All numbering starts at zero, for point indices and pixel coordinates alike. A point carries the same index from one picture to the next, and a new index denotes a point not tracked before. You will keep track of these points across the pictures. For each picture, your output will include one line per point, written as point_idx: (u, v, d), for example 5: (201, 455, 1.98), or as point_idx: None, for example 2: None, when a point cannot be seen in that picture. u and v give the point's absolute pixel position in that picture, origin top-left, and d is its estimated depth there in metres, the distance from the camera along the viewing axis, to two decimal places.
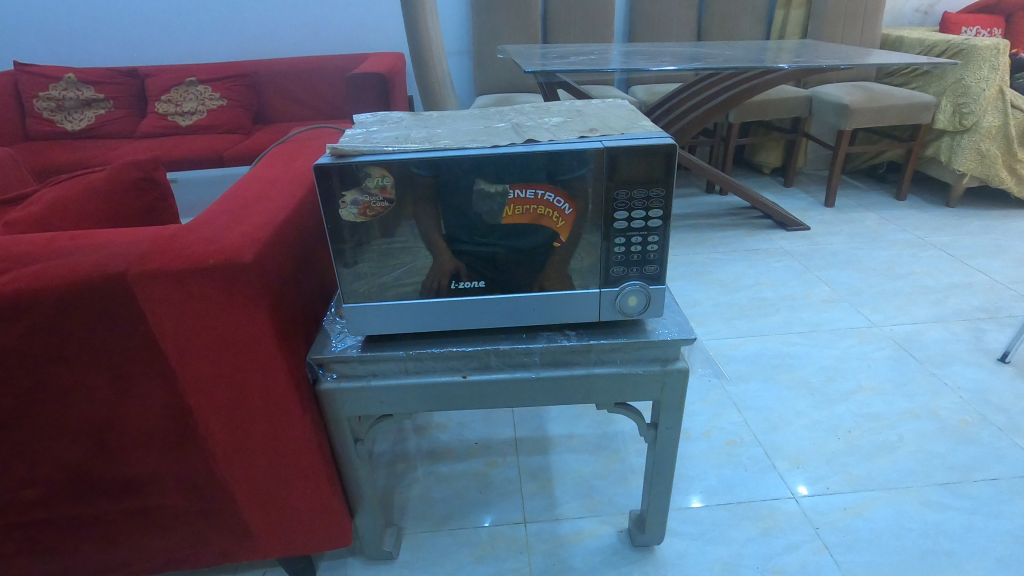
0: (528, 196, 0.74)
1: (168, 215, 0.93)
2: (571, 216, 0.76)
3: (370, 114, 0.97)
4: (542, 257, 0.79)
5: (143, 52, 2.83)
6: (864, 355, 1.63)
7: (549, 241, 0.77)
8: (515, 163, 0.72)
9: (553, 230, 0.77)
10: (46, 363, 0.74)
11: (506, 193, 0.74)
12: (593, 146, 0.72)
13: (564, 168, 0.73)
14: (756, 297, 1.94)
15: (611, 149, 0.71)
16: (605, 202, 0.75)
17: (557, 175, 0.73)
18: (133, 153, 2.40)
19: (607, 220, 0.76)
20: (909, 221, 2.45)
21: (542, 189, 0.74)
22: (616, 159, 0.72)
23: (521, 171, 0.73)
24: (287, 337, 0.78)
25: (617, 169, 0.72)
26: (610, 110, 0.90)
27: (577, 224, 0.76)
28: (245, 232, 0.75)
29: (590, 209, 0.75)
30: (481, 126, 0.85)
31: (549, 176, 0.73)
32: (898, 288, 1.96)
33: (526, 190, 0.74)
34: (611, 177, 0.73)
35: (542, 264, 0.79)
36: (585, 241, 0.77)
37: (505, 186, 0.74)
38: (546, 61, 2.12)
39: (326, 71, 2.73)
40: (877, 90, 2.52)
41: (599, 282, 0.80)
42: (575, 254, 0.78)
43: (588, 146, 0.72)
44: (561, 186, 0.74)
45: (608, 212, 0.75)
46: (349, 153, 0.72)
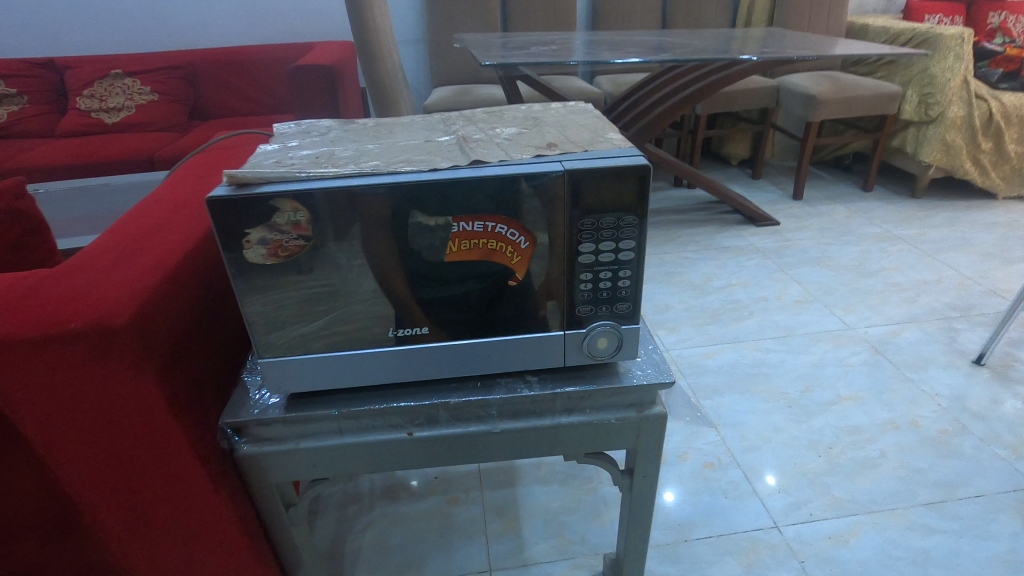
0: (476, 230, 0.62)
1: (35, 256, 0.78)
2: (528, 251, 0.64)
3: (292, 124, 0.83)
4: (496, 298, 0.67)
5: (63, 42, 2.57)
6: (840, 361, 1.57)
7: (503, 279, 0.66)
8: (458, 191, 0.60)
9: (507, 267, 0.65)
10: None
11: (449, 226, 0.62)
12: (552, 168, 0.60)
13: (516, 196, 0.61)
14: (729, 300, 1.86)
15: (573, 173, 0.60)
16: (569, 235, 0.63)
17: (509, 205, 0.61)
18: (49, 155, 2.16)
19: (571, 256, 0.64)
20: (877, 214, 2.42)
21: (492, 221, 0.62)
22: (579, 185, 0.60)
23: (466, 200, 0.60)
24: (188, 403, 0.64)
25: (581, 197, 0.61)
26: (571, 119, 0.79)
27: (535, 260, 0.65)
28: (126, 278, 0.60)
29: (550, 242, 0.63)
30: (421, 140, 0.72)
31: (499, 205, 0.61)
32: (870, 287, 1.91)
33: (473, 222, 0.62)
34: (575, 206, 0.61)
35: (496, 306, 0.67)
36: (547, 279, 0.66)
37: (448, 218, 0.61)
38: (505, 53, 1.98)
39: (269, 61, 2.52)
40: (844, 80, 2.47)
41: (565, 324, 0.69)
42: (535, 293, 0.66)
43: (547, 169, 0.60)
44: (514, 217, 0.62)
45: (571, 247, 0.63)
46: (254, 181, 0.58)
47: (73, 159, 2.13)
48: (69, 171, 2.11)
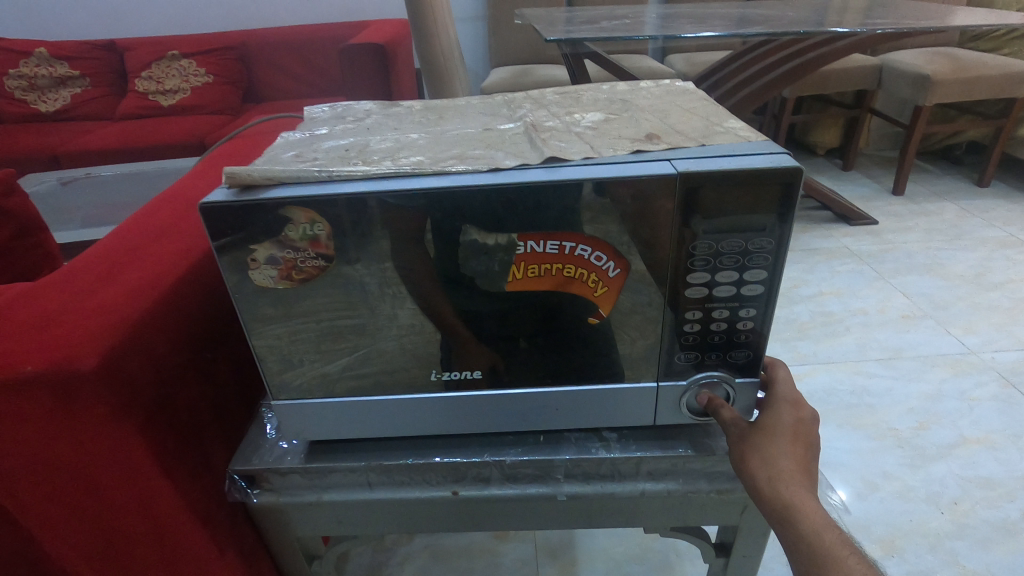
0: (549, 252, 0.47)
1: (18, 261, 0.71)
2: (618, 281, 0.48)
3: (326, 107, 0.70)
4: (569, 340, 0.52)
5: (125, 23, 2.57)
6: (962, 394, 1.32)
7: (580, 316, 0.50)
8: (525, 200, 0.44)
9: (588, 302, 0.49)
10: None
11: (512, 246, 0.46)
12: (659, 169, 0.43)
13: (604, 208, 0.44)
14: (820, 312, 1.63)
15: (685, 175, 0.42)
16: (676, 261, 0.46)
17: (595, 218, 0.45)
18: (105, 138, 2.15)
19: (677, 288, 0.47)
20: (996, 214, 2.08)
21: (571, 241, 0.46)
22: (696, 193, 0.43)
23: (534, 214, 0.45)
24: (182, 459, 0.52)
25: (696, 212, 0.44)
26: (671, 102, 0.61)
27: (626, 293, 0.49)
28: (103, 309, 0.48)
29: (647, 273, 0.47)
30: (478, 128, 0.56)
31: (580, 222, 0.45)
32: (994, 302, 1.62)
33: (546, 243, 0.46)
34: (688, 223, 0.44)
35: (569, 351, 0.52)
36: (640, 319, 0.50)
37: (512, 236, 0.46)
38: (571, 28, 1.79)
39: (323, 41, 2.43)
40: (964, 57, 2.13)
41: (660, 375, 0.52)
42: (623, 337, 0.51)
43: (653, 171, 0.43)
44: (603, 239, 0.46)
45: (677, 278, 0.47)
46: (259, 183, 0.44)
47: (126, 142, 2.11)
48: (123, 154, 2.09)
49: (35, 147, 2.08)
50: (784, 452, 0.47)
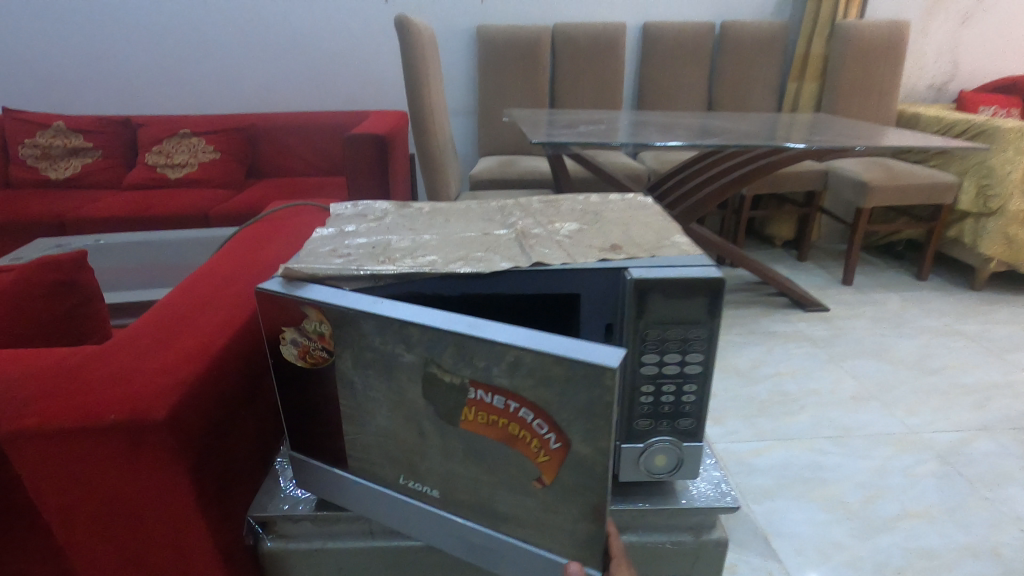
0: (497, 405, 0.50)
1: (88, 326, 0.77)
2: (559, 453, 0.50)
3: (349, 205, 0.84)
4: (514, 487, 0.54)
5: (142, 102, 2.77)
6: (905, 470, 1.44)
7: (526, 475, 0.53)
8: (473, 351, 0.48)
9: (532, 466, 0.52)
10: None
11: (465, 389, 0.51)
12: (601, 353, 0.45)
13: (550, 377, 0.47)
14: (778, 391, 1.77)
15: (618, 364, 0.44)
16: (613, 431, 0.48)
17: (536, 384, 0.48)
18: (111, 206, 2.27)
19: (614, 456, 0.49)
20: (935, 306, 2.30)
21: (517, 402, 0.49)
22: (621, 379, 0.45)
23: (484, 369, 0.49)
24: (217, 502, 0.60)
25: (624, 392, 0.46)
26: (633, 215, 0.76)
27: (567, 466, 0.50)
28: (166, 370, 0.58)
29: (586, 453, 0.49)
30: (477, 232, 0.70)
31: (524, 385, 0.48)
32: (933, 386, 1.78)
33: (494, 396, 0.50)
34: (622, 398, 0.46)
35: (504, 501, 0.55)
36: (583, 482, 0.51)
37: (464, 382, 0.51)
38: (554, 131, 2.03)
39: (327, 126, 2.65)
40: (896, 167, 2.43)
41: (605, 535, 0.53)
42: (567, 498, 0.52)
43: (592, 353, 0.45)
44: (549, 412, 0.48)
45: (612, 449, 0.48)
46: (302, 277, 0.58)
47: (132, 212, 2.22)
48: (129, 222, 2.20)
49: (44, 213, 2.19)
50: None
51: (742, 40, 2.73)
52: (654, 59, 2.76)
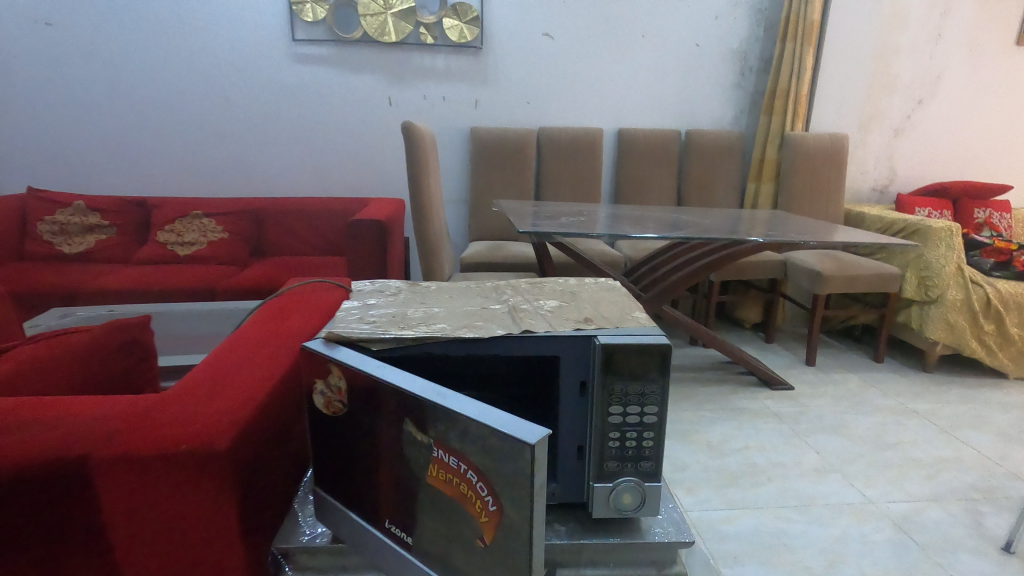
0: (452, 465, 0.60)
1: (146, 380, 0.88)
2: (495, 516, 0.58)
3: (368, 283, 1.01)
4: (465, 542, 0.62)
5: (158, 185, 2.99)
6: (864, 537, 1.54)
7: (473, 533, 0.61)
8: (436, 416, 0.60)
9: (476, 525, 0.60)
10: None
11: (430, 448, 0.62)
12: (528, 430, 0.54)
13: (486, 446, 0.56)
14: (746, 463, 1.88)
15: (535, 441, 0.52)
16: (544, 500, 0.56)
17: (477, 450, 0.57)
18: (122, 279, 2.40)
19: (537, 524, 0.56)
20: (890, 386, 2.48)
21: (466, 464, 0.59)
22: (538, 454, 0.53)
23: (442, 432, 0.60)
24: (253, 529, 0.71)
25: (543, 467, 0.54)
26: (604, 295, 0.94)
27: (501, 529, 0.58)
28: (223, 412, 0.71)
29: (513, 519, 0.56)
30: (477, 306, 0.87)
31: (468, 450, 0.58)
32: (889, 460, 1.92)
33: (450, 457, 0.60)
34: (542, 474, 0.54)
35: (457, 554, 0.63)
36: (513, 548, 0.57)
37: (430, 440, 0.62)
38: (538, 221, 2.26)
39: (330, 212, 2.88)
40: (846, 259, 2.70)
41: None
42: (499, 563, 0.58)
43: (521, 428, 0.54)
44: (487, 476, 0.57)
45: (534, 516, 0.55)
46: (340, 337, 0.74)
47: (143, 285, 2.36)
48: (139, 295, 2.33)
49: (58, 285, 2.32)
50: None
51: (705, 146, 3.09)
52: (628, 160, 3.09)
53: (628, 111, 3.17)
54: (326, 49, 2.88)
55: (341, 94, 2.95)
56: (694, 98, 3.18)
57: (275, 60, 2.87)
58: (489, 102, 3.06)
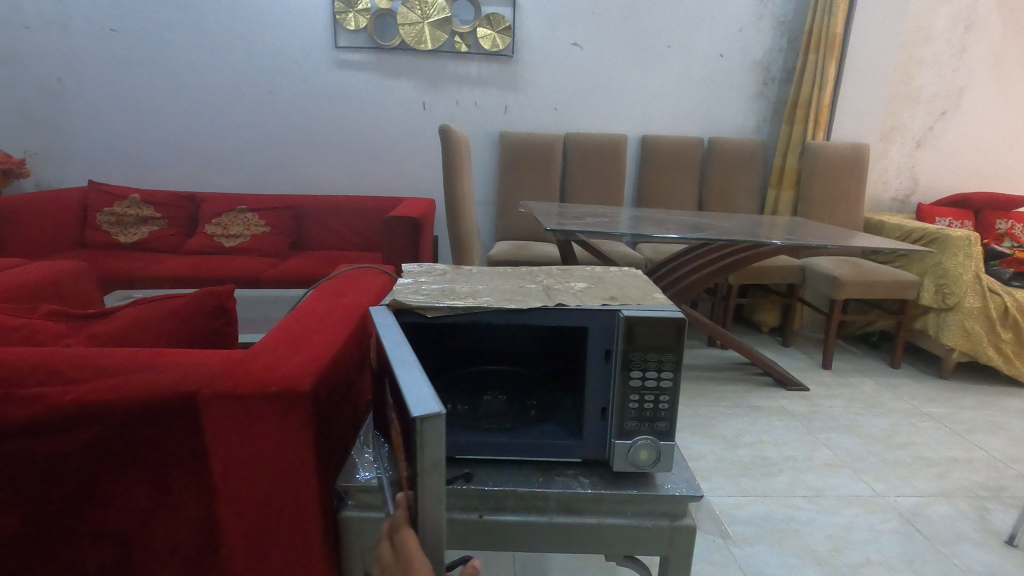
0: (399, 426, 0.67)
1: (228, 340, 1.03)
2: (408, 479, 0.62)
3: (416, 265, 1.13)
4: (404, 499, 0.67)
5: (205, 182, 3.19)
6: (870, 526, 1.62)
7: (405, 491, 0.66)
8: (394, 379, 0.67)
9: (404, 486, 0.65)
10: (90, 459, 0.78)
11: (394, 408, 0.69)
12: (423, 405, 0.56)
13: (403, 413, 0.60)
14: (759, 456, 1.96)
15: (420, 416, 0.55)
16: (439, 475, 0.58)
17: (402, 416, 0.62)
18: (174, 267, 2.58)
19: (430, 494, 0.58)
20: (906, 390, 2.53)
21: (399, 427, 0.64)
22: (423, 430, 0.55)
23: (395, 395, 0.67)
24: (322, 464, 0.83)
25: (430, 445, 0.56)
26: (626, 280, 1.05)
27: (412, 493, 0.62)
28: (302, 362, 0.84)
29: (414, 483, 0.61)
30: (516, 285, 0.99)
31: (400, 414, 0.64)
32: (899, 458, 1.98)
33: (398, 418, 0.67)
34: (431, 450, 0.56)
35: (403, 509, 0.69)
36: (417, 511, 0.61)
37: (393, 401, 0.69)
38: (564, 220, 2.37)
39: (366, 209, 3.03)
40: (864, 265, 2.76)
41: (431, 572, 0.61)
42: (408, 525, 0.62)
43: (424, 401, 0.57)
44: (406, 442, 0.62)
45: (426, 487, 0.58)
46: (401, 305, 0.87)
47: (193, 273, 2.53)
48: (190, 281, 2.51)
49: (117, 271, 2.51)
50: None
51: (728, 154, 3.18)
52: (651, 166, 3.19)
53: (653, 119, 3.27)
54: (367, 56, 3.05)
55: (379, 99, 3.11)
56: (718, 108, 3.27)
57: (319, 66, 3.05)
58: (519, 108, 3.19)
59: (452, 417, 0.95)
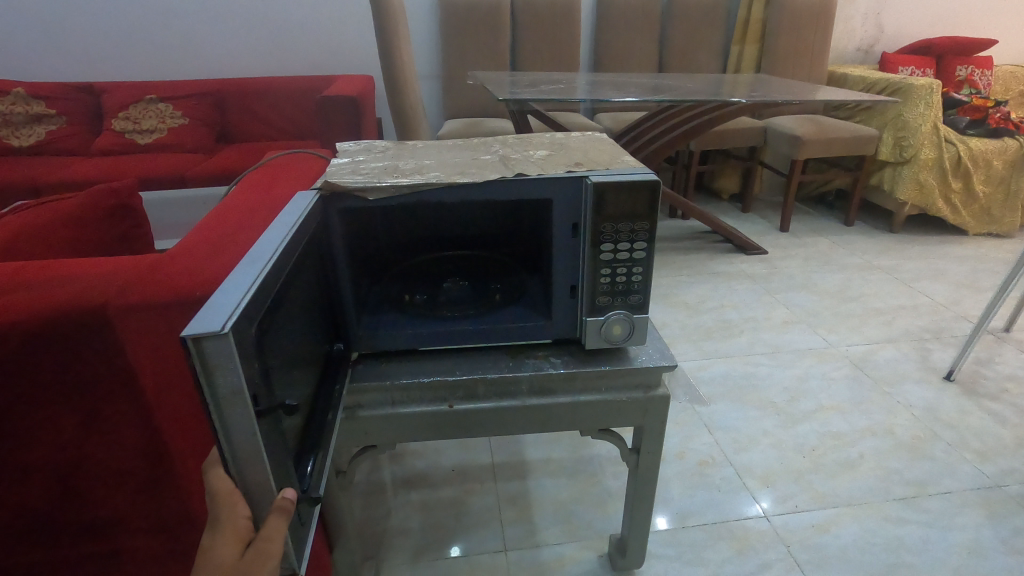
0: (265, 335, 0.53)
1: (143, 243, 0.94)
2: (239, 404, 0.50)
3: (353, 143, 0.98)
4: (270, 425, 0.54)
5: (101, 70, 2.76)
6: (824, 376, 1.70)
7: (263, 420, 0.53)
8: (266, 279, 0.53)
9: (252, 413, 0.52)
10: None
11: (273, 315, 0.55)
12: (213, 320, 0.42)
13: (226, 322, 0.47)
14: (721, 319, 2.01)
15: (192, 337, 0.40)
16: (247, 410, 0.44)
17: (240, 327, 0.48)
18: (84, 171, 2.29)
19: (239, 433, 0.45)
20: (858, 246, 2.59)
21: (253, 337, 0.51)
22: (203, 353, 0.41)
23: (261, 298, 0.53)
24: None
25: (219, 372, 0.42)
26: (591, 144, 0.94)
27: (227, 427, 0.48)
28: (230, 261, 0.74)
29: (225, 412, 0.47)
30: (469, 157, 0.87)
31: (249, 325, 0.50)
32: (851, 311, 2.06)
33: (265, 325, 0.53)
34: (226, 378, 0.43)
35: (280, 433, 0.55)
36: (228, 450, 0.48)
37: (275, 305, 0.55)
38: (516, 90, 2.16)
39: (296, 91, 2.71)
40: (826, 122, 2.68)
41: (248, 514, 0.49)
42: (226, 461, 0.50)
43: (214, 316, 0.43)
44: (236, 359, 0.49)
45: (228, 422, 0.44)
46: (336, 188, 0.74)
47: (108, 175, 2.26)
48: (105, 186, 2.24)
49: (16, 180, 2.21)
50: (229, 566, 0.48)
51: (689, 6, 2.92)
52: (608, 24, 2.91)
53: None
54: None
55: None
56: None
57: None
58: None
59: (411, 308, 0.88)
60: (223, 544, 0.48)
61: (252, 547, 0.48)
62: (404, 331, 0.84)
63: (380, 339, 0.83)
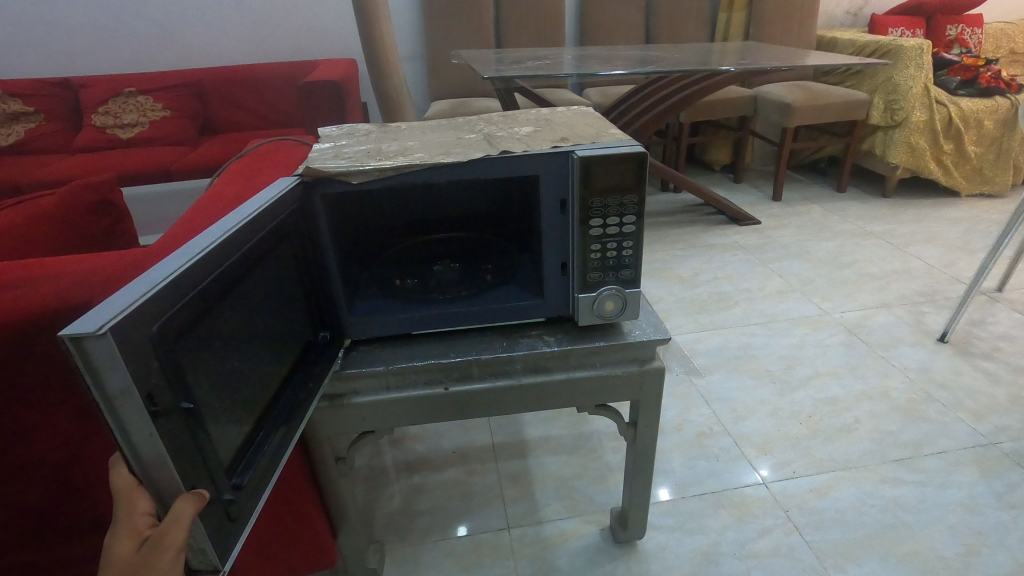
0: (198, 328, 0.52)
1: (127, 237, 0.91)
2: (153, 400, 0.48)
3: (335, 127, 0.96)
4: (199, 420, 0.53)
5: (77, 65, 2.71)
6: (818, 343, 1.71)
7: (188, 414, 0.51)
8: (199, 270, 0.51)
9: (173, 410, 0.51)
10: None
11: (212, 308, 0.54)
12: (93, 320, 0.41)
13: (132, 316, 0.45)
14: (715, 292, 2.01)
15: (71, 336, 0.39)
16: (139, 410, 0.43)
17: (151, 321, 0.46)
18: (65, 169, 2.25)
19: (137, 433, 0.44)
20: (851, 212, 2.59)
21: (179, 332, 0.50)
22: (87, 353, 0.40)
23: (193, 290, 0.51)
24: None
25: (105, 370, 0.41)
26: (577, 118, 0.93)
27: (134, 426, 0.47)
28: None
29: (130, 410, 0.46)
30: (453, 137, 0.85)
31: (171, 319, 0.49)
32: (845, 277, 2.06)
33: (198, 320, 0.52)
34: (113, 378, 0.41)
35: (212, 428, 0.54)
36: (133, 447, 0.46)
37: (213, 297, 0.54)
38: (501, 67, 2.13)
39: (278, 78, 2.66)
40: (816, 89, 2.65)
41: (150, 511, 0.48)
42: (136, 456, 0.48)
43: (96, 317, 0.41)
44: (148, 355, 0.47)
45: (124, 422, 0.43)
46: (318, 173, 0.72)
47: (90, 171, 2.23)
48: None
49: None
50: (127, 562, 0.47)
51: None
52: None
53: None
54: None
55: None
56: None
57: None
58: None
59: (403, 293, 0.87)
60: (120, 541, 0.47)
61: (147, 545, 0.46)
62: (394, 316, 0.83)
63: (371, 325, 0.82)
